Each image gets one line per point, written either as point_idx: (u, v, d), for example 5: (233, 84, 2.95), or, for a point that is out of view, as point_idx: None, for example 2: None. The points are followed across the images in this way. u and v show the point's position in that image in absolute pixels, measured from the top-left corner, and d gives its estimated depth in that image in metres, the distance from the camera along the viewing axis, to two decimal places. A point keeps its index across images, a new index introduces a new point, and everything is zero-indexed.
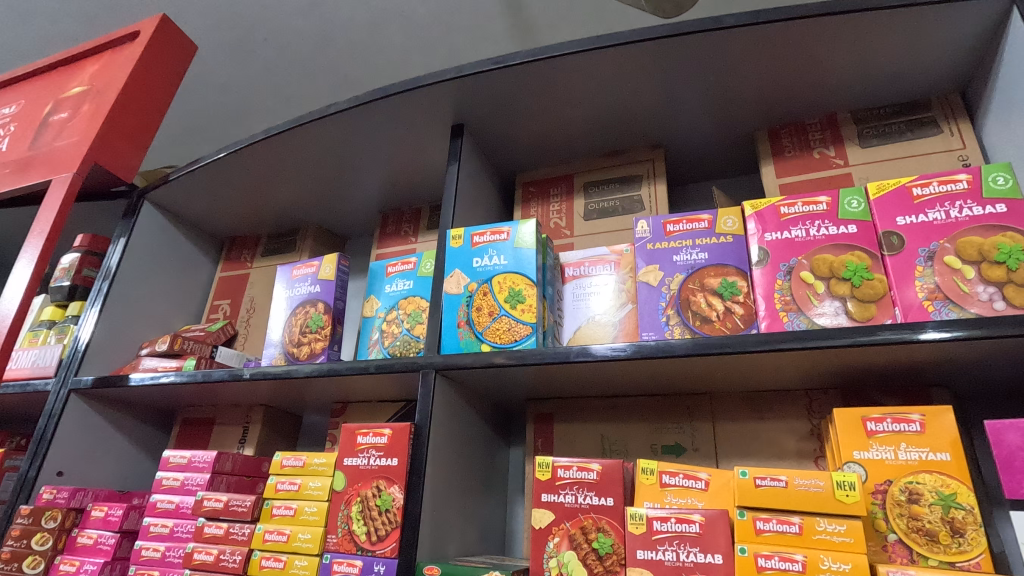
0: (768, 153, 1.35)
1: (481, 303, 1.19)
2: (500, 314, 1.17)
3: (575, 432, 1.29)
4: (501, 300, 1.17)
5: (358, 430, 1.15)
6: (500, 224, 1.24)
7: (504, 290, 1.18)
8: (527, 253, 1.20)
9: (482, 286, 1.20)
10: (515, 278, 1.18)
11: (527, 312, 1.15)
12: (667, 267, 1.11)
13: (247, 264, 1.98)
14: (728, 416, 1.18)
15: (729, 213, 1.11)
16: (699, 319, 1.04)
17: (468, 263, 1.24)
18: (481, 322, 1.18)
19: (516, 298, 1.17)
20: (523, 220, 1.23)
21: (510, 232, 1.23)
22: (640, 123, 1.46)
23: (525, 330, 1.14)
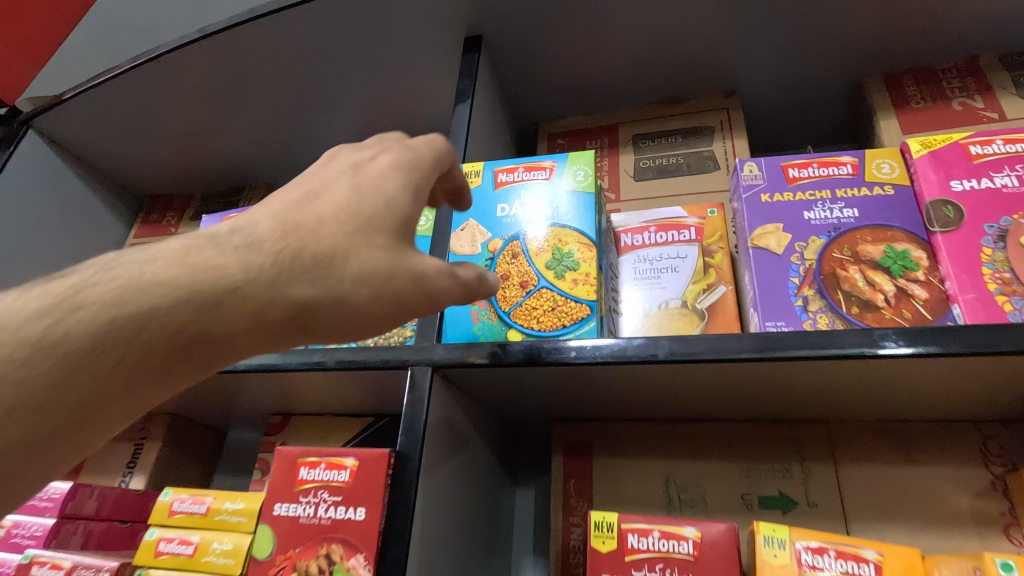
0: (887, 104, 1.01)
1: (509, 270, 0.79)
2: (540, 286, 0.77)
3: (623, 471, 0.88)
4: (542, 266, 0.78)
5: (301, 458, 0.71)
6: (540, 159, 0.85)
7: (546, 250, 0.79)
8: (581, 199, 0.81)
9: (511, 244, 0.81)
10: (563, 234, 0.79)
11: (583, 283, 0.76)
12: (796, 227, 0.74)
13: (170, 229, 1.51)
14: (857, 455, 0.81)
15: (883, 156, 0.76)
16: (857, 304, 0.67)
17: (488, 211, 0.84)
18: (507, 299, 0.78)
19: (566, 263, 0.77)
20: (576, 152, 0.85)
21: (555, 169, 0.84)
22: (714, 59, 1.11)
23: (579, 311, 0.75)
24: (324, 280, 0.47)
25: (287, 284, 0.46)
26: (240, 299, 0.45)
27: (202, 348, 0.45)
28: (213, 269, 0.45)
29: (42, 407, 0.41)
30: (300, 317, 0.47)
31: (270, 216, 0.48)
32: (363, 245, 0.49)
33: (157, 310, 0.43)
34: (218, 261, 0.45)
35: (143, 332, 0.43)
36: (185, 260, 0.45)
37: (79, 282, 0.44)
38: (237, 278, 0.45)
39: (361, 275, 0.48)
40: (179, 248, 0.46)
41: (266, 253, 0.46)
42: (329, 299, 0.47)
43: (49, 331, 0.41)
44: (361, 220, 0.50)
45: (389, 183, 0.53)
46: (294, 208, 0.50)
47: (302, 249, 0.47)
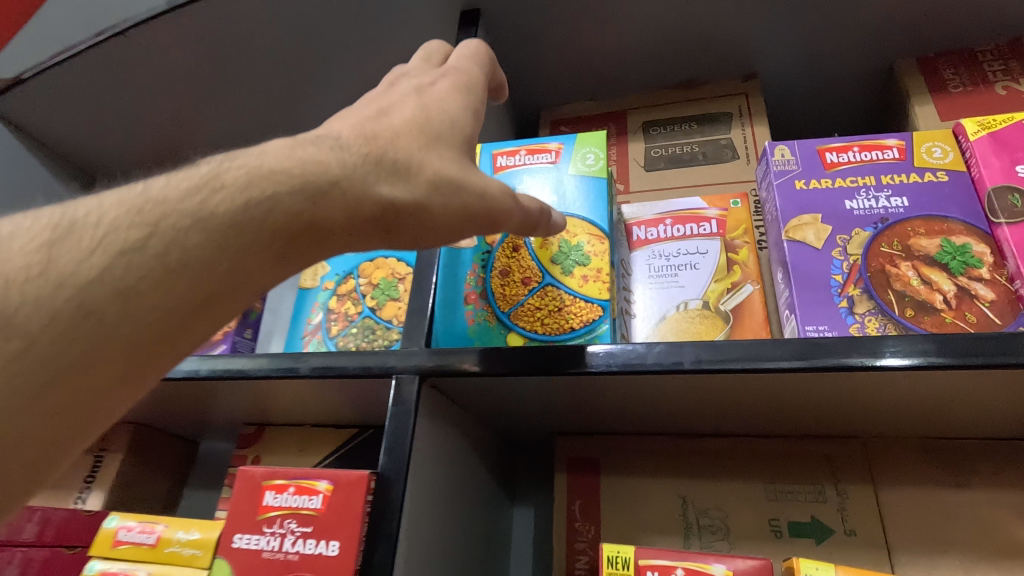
0: (922, 88, 0.93)
1: (509, 264, 0.70)
2: (544, 283, 0.68)
3: (633, 491, 0.78)
4: (547, 260, 0.69)
5: (267, 481, 0.61)
6: (545, 140, 0.76)
7: (552, 243, 0.70)
8: (591, 185, 0.72)
9: (512, 235, 0.71)
10: (571, 224, 0.71)
11: (594, 280, 0.67)
12: (837, 217, 0.65)
13: None
14: (898, 475, 0.72)
15: (934, 138, 0.67)
16: (913, 306, 0.58)
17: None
18: (508, 297, 0.68)
19: (575, 256, 0.68)
20: (586, 134, 0.76)
21: (561, 152, 0.75)
22: (732, 40, 1.02)
23: (589, 311, 0.65)
24: (411, 185, 0.51)
25: (382, 182, 0.50)
26: (344, 192, 0.47)
27: (324, 234, 0.47)
28: (315, 163, 0.47)
29: (192, 278, 0.41)
30: (396, 216, 0.50)
31: (355, 125, 0.53)
32: (435, 159, 0.54)
33: (278, 196, 0.45)
34: (323, 156, 0.48)
35: (277, 213, 0.44)
36: (295, 153, 0.47)
37: (210, 169, 0.45)
38: (337, 173, 0.47)
39: (432, 184, 0.52)
40: (290, 144, 0.48)
41: (355, 152, 0.50)
42: (416, 201, 0.51)
43: (195, 207, 0.42)
44: (431, 137, 0.55)
45: (450, 100, 0.61)
46: (372, 117, 0.54)
47: (388, 150, 0.51)
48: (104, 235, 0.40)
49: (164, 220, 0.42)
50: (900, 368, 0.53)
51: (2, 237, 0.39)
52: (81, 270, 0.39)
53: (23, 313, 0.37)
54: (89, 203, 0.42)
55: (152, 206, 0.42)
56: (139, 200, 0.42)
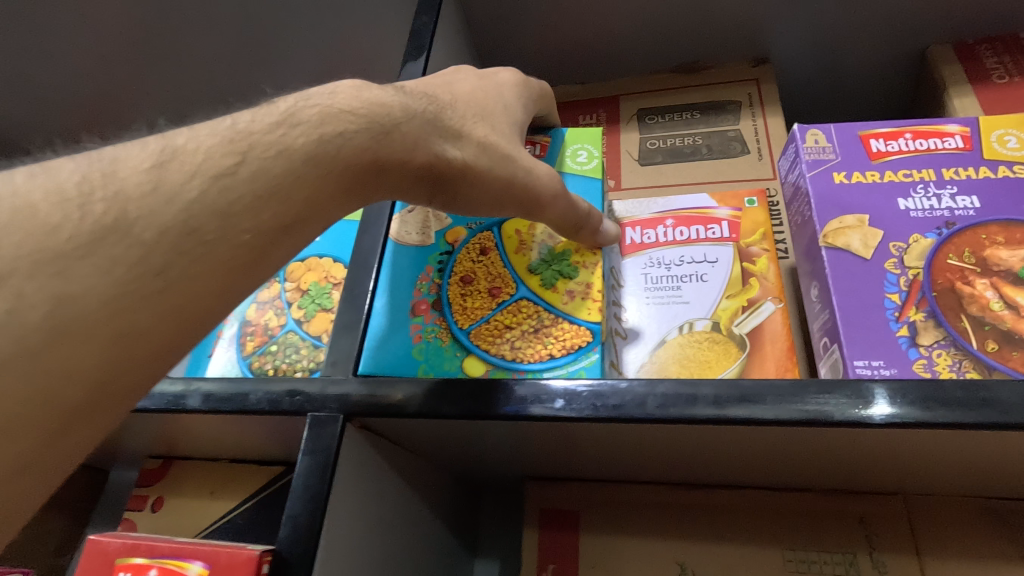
0: (959, 77, 0.80)
1: (473, 271, 0.56)
2: (518, 296, 0.54)
3: (619, 553, 0.63)
4: (523, 268, 0.55)
5: (122, 560, 0.44)
6: (532, 133, 0.65)
7: (531, 246, 0.57)
8: (581, 186, 0.61)
9: (480, 235, 0.58)
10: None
11: (582, 297, 0.52)
12: (889, 221, 0.51)
13: None
14: (948, 544, 0.57)
15: (1005, 124, 0.54)
16: (995, 339, 0.44)
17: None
18: (470, 312, 0.54)
19: (559, 266, 0.55)
20: (579, 129, 0.65)
21: (548, 145, 0.63)
22: (742, 16, 0.88)
23: (576, 338, 0.51)
24: (455, 145, 0.46)
25: (443, 137, 0.46)
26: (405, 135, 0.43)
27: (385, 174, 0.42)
28: (381, 107, 0.42)
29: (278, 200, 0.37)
30: (450, 176, 0.46)
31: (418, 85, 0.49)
32: (485, 129, 0.49)
33: (347, 136, 0.40)
34: (388, 98, 0.43)
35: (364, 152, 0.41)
36: (363, 94, 0.42)
37: (287, 107, 0.40)
38: (399, 116, 0.43)
39: (479, 150, 0.48)
40: (359, 85, 0.43)
41: (419, 104, 0.45)
42: (465, 158, 0.47)
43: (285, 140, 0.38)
44: (483, 110, 0.51)
45: (509, 86, 0.56)
46: (439, 87, 0.50)
47: (451, 117, 0.47)
48: (202, 160, 0.36)
49: (257, 148, 0.37)
50: (891, 425, 0.41)
51: (116, 160, 0.35)
52: (180, 186, 0.35)
53: (140, 225, 0.33)
54: (185, 134, 0.37)
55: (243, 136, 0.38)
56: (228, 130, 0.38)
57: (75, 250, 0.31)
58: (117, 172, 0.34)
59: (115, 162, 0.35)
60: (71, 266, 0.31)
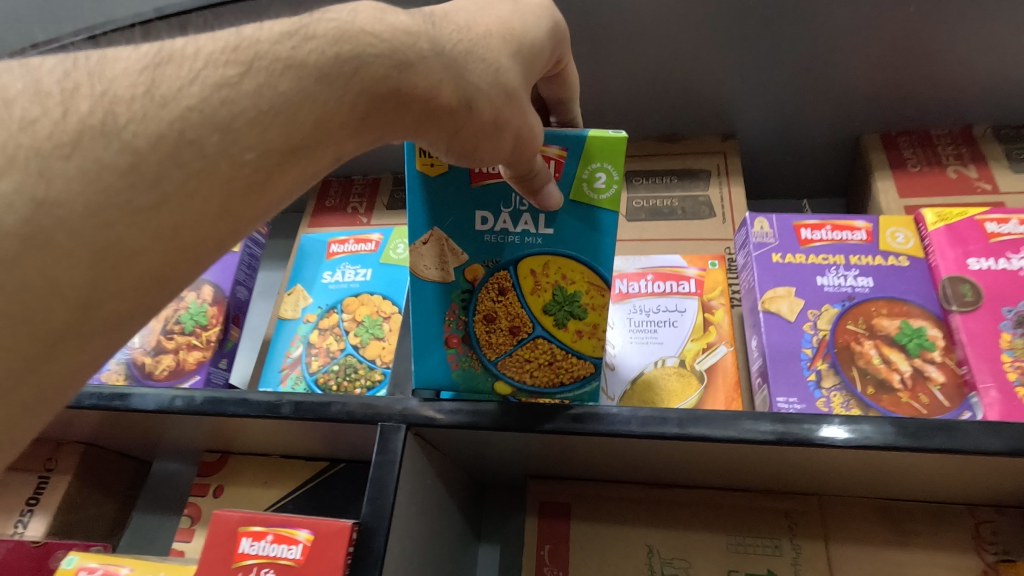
0: (884, 164, 1.01)
1: (495, 310, 0.65)
2: (535, 335, 0.65)
3: (603, 539, 0.81)
4: (539, 309, 0.65)
5: (243, 528, 0.60)
6: (545, 140, 0.62)
7: (545, 288, 0.64)
8: (593, 218, 0.63)
9: (496, 275, 0.65)
10: (567, 267, 0.64)
11: (588, 336, 0.65)
12: (808, 292, 0.69)
13: None
14: (851, 535, 0.76)
15: (897, 224, 0.73)
16: (873, 386, 0.63)
17: (463, 219, 0.64)
18: (494, 346, 0.66)
19: (569, 307, 0.65)
20: (596, 140, 0.62)
21: (563, 160, 0.62)
22: (716, 99, 1.07)
23: (582, 369, 0.66)
24: (482, 83, 0.52)
25: (470, 70, 0.52)
26: (428, 70, 0.50)
27: (405, 105, 0.50)
28: (407, 35, 0.49)
29: (285, 126, 0.46)
30: (474, 107, 0.52)
31: (461, 15, 0.54)
32: (508, 60, 0.53)
33: (367, 58, 0.48)
34: (412, 26, 0.50)
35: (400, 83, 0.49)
36: (386, 21, 0.49)
37: (303, 19, 0.48)
38: (423, 48, 0.50)
39: (501, 82, 0.53)
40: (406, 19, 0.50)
41: (446, 37, 0.51)
42: (489, 97, 0.52)
43: (291, 53, 0.47)
44: (522, 47, 0.55)
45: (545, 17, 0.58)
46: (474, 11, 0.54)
47: (470, 52, 0.52)
48: (204, 65, 0.45)
49: (258, 59, 0.46)
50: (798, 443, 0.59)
51: (109, 59, 0.45)
52: (188, 117, 0.43)
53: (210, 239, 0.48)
54: (186, 40, 0.46)
55: (247, 45, 0.46)
56: (234, 39, 0.46)
57: (59, 149, 0.41)
58: (103, 71, 0.44)
59: (105, 60, 0.45)
60: (54, 160, 0.40)
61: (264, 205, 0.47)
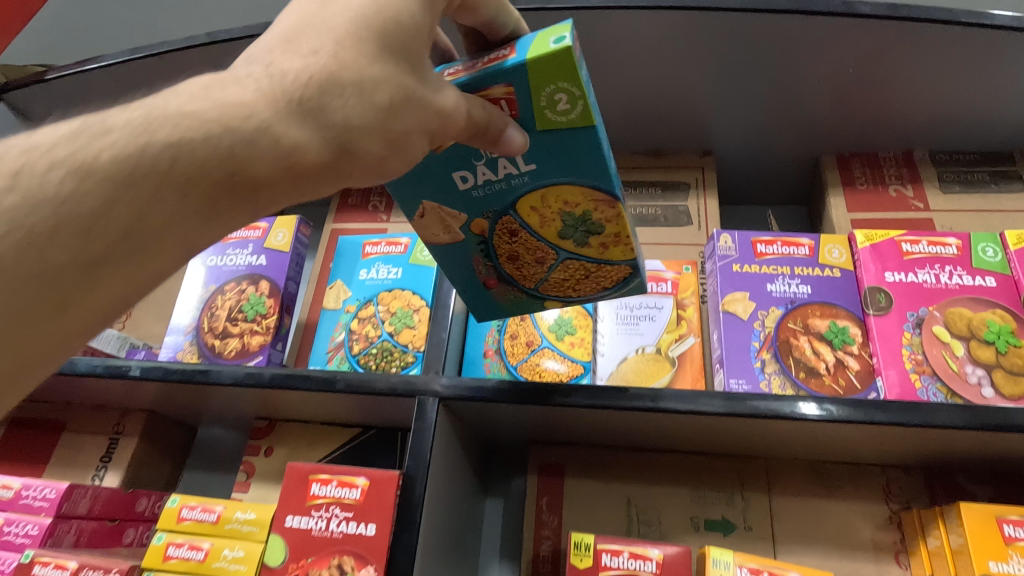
0: (837, 182, 1.18)
1: (515, 250, 0.74)
2: (561, 258, 0.74)
3: (591, 491, 0.99)
4: (555, 237, 0.72)
5: (313, 475, 0.77)
6: (485, 83, 0.60)
7: (551, 218, 0.70)
8: (576, 138, 0.62)
9: (502, 220, 0.72)
10: (566, 194, 0.67)
11: (609, 245, 0.71)
12: (759, 297, 0.86)
13: None
14: (788, 489, 0.95)
15: (834, 241, 0.90)
16: (804, 370, 0.81)
17: (448, 184, 0.69)
18: (529, 276, 0.77)
19: (581, 226, 0.70)
20: (536, 62, 0.57)
21: (513, 96, 0.60)
22: (697, 121, 1.22)
23: (623, 270, 0.74)
24: (348, 117, 0.52)
25: (331, 108, 0.51)
26: (272, 137, 0.49)
27: (257, 184, 0.50)
28: (241, 105, 0.49)
29: (80, 239, 0.44)
30: (351, 142, 0.52)
31: (292, 46, 0.52)
32: (371, 75, 0.52)
33: (190, 140, 0.47)
34: (244, 96, 0.50)
35: (242, 154, 0.48)
36: (211, 95, 0.49)
37: (105, 116, 0.48)
38: (262, 110, 0.49)
39: (370, 103, 0.52)
40: (236, 78, 0.51)
41: (288, 81, 0.51)
42: (365, 130, 0.53)
43: (81, 152, 0.45)
44: (380, 55, 0.53)
45: None
46: (314, 26, 0.53)
47: (329, 78, 0.51)
48: None
49: (36, 170, 0.44)
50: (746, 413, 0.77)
51: None
52: None
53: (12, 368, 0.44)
54: None
55: (27, 156, 0.45)
56: (12, 152, 0.45)
57: None
58: None
59: None
60: None
61: (71, 328, 0.44)
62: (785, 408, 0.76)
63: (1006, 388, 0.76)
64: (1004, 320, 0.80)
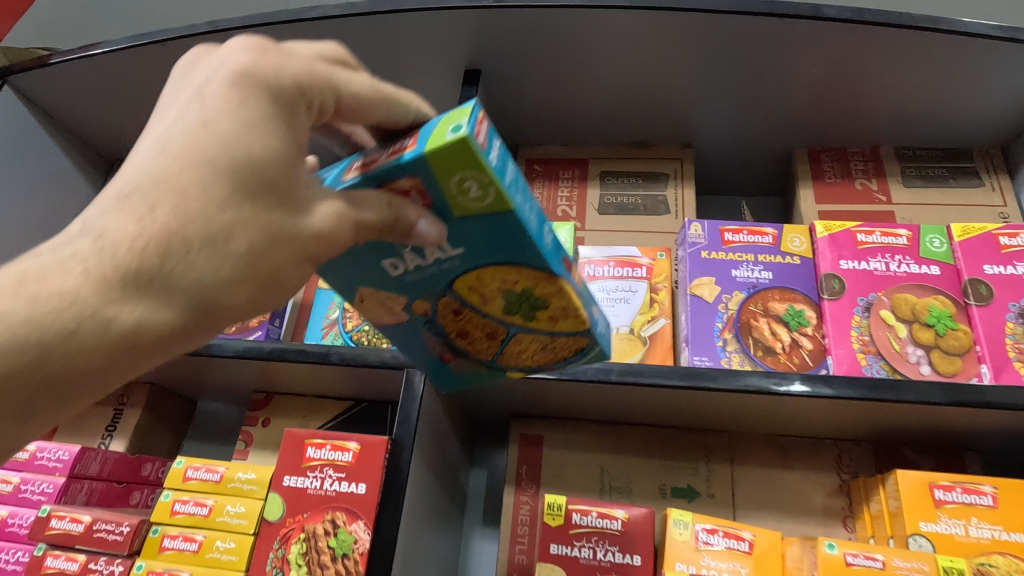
0: (808, 175, 1.24)
1: (465, 326, 0.62)
2: (513, 331, 0.61)
3: (568, 461, 1.06)
4: (501, 313, 0.59)
5: (308, 440, 0.84)
6: (388, 177, 0.50)
7: (493, 295, 0.57)
8: (499, 220, 0.49)
9: (444, 300, 0.60)
10: (502, 273, 0.54)
11: (562, 318, 0.57)
12: (724, 281, 0.93)
13: None
14: (750, 460, 1.03)
15: (796, 231, 0.97)
16: (761, 349, 0.88)
17: (378, 272, 0.58)
18: (483, 349, 0.64)
19: (527, 304, 0.56)
20: (433, 155, 0.46)
21: (422, 188, 0.50)
22: (678, 114, 1.28)
23: (581, 340, 0.59)
24: (196, 279, 0.46)
25: (176, 272, 0.46)
26: (101, 324, 0.45)
27: (91, 371, 0.46)
28: (63, 293, 0.44)
29: None
30: (202, 302, 0.47)
31: (123, 203, 0.45)
32: (215, 230, 0.46)
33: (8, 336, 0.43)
34: (66, 282, 0.44)
35: (64, 350, 0.45)
36: (31, 287, 0.44)
37: None
38: (87, 293, 0.44)
39: (222, 257, 0.47)
40: (61, 258, 0.45)
41: (117, 253, 0.45)
42: (215, 291, 0.47)
43: None
44: (220, 208, 0.46)
45: (232, 118, 0.47)
46: (145, 181, 0.46)
47: (167, 241, 0.45)
48: None
49: None
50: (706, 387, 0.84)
51: None
52: None
53: None
54: None
55: None
56: None
57: None
58: None
59: None
60: None
61: None
62: (740, 383, 0.83)
63: (942, 367, 0.83)
64: (944, 306, 0.87)
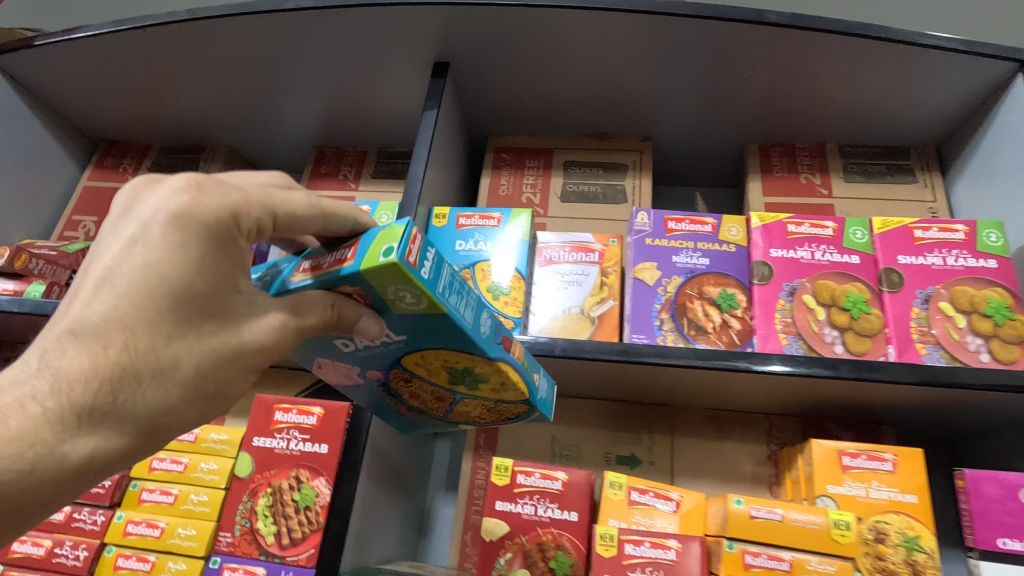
0: (757, 169, 1.32)
1: (417, 390, 0.72)
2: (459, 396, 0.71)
3: (523, 432, 1.15)
4: (447, 382, 0.68)
5: (277, 405, 0.92)
6: (333, 284, 0.58)
7: (438, 370, 0.66)
8: (433, 319, 0.56)
9: (396, 370, 0.69)
10: (443, 355, 0.62)
11: (499, 389, 0.66)
12: (665, 266, 1.01)
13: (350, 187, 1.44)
14: (689, 432, 1.12)
15: (733, 222, 1.05)
16: (694, 328, 0.97)
17: (336, 350, 0.67)
18: (434, 405, 0.75)
19: (468, 377, 0.65)
20: (369, 270, 0.53)
21: (363, 292, 0.58)
22: (638, 108, 1.35)
23: (518, 406, 0.69)
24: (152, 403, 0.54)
25: (130, 400, 0.53)
26: (63, 453, 0.51)
27: (50, 494, 0.52)
28: (25, 431, 0.50)
29: None
30: (155, 422, 0.55)
31: (79, 342, 0.51)
32: (166, 361, 0.53)
33: None
34: (23, 420, 0.50)
35: (29, 482, 0.50)
36: None
37: None
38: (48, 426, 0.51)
39: (172, 383, 0.54)
40: (19, 398, 0.51)
41: (77, 388, 0.51)
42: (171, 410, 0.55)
43: None
44: (169, 342, 0.53)
45: (175, 262, 0.52)
46: (97, 323, 0.51)
47: (123, 374, 0.52)
48: None
49: None
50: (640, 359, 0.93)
51: None
52: None
53: None
54: None
55: None
56: None
57: None
58: None
59: None
60: None
61: None
62: (671, 358, 0.91)
63: (854, 346, 0.92)
64: (861, 292, 0.95)
